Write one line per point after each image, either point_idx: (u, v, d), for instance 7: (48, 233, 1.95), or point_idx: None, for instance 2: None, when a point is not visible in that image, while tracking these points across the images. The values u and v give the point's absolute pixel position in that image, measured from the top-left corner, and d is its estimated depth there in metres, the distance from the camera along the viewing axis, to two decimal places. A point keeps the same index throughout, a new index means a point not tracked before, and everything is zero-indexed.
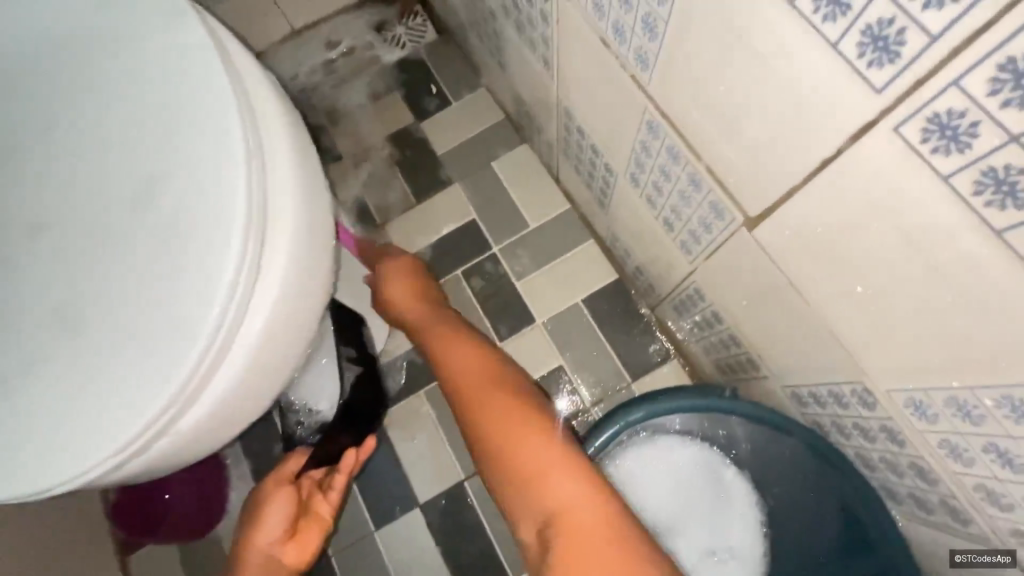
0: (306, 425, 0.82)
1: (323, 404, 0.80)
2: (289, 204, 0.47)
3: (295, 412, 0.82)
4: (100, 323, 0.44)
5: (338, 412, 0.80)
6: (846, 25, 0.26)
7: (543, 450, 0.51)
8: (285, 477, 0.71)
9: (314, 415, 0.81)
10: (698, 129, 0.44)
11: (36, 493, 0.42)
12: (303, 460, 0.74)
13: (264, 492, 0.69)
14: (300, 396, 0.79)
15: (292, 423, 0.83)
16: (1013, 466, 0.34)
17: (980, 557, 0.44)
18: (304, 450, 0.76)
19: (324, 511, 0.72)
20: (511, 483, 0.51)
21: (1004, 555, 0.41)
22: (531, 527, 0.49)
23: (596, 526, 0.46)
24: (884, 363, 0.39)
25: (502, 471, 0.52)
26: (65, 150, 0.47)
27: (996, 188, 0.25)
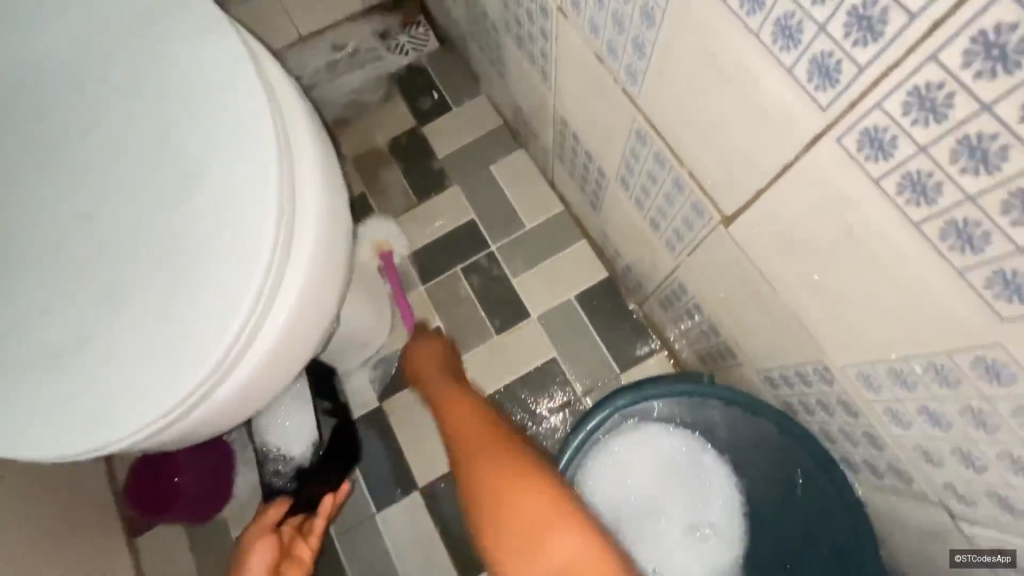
0: (283, 474, 0.87)
1: (297, 448, 0.87)
2: (314, 202, 0.52)
3: (271, 461, 0.88)
4: (145, 299, 0.48)
5: (310, 456, 0.87)
6: (796, 55, 0.33)
7: (543, 511, 0.52)
8: (268, 524, 0.76)
9: (289, 461, 0.87)
10: (682, 138, 0.50)
11: (89, 451, 0.47)
12: (282, 509, 0.79)
13: (247, 543, 0.74)
14: (274, 442, 0.87)
15: (269, 475, 0.87)
16: (941, 424, 0.40)
17: (980, 557, 0.44)
18: (284, 500, 0.81)
19: (306, 555, 0.74)
20: (514, 546, 0.51)
21: (1004, 555, 0.41)
22: None
23: None
24: (836, 342, 0.45)
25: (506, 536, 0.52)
26: (114, 144, 0.52)
27: (914, 190, 0.31)
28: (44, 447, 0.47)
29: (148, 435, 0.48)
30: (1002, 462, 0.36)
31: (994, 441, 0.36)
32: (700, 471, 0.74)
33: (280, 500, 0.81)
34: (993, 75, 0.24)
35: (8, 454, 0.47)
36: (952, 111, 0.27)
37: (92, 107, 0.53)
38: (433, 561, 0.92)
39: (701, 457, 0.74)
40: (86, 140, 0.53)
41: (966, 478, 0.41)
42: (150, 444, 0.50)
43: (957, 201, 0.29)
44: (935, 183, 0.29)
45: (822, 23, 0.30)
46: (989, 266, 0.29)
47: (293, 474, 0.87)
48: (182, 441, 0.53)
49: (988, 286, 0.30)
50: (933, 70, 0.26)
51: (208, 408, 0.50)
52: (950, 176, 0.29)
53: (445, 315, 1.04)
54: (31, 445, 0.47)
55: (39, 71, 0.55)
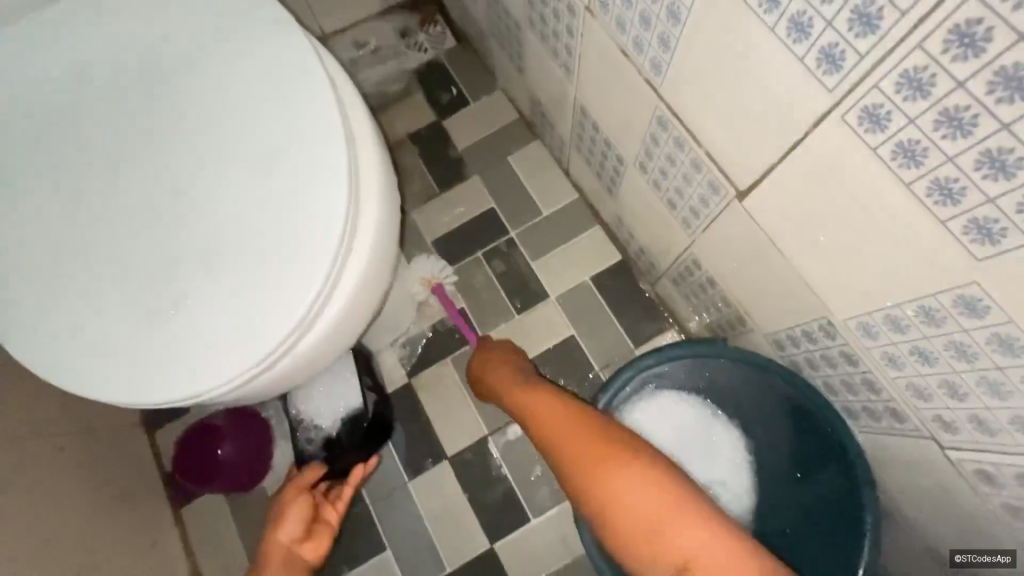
0: (314, 442, 0.92)
1: (329, 418, 0.92)
2: (375, 183, 0.59)
3: (303, 428, 0.92)
4: (230, 266, 0.54)
5: (340, 428, 0.92)
6: (807, 45, 0.39)
7: (604, 460, 0.59)
8: (304, 486, 0.83)
9: (319, 431, 0.92)
10: (701, 122, 0.57)
11: (183, 400, 0.53)
12: (317, 474, 0.86)
13: (285, 502, 0.81)
14: (308, 411, 0.91)
15: (300, 442, 0.92)
16: (928, 360, 0.46)
17: (979, 557, 0.57)
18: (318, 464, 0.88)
19: (333, 518, 0.84)
20: (586, 489, 0.59)
21: (1004, 555, 0.54)
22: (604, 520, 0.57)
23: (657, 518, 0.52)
24: (839, 297, 0.52)
25: (575, 477, 0.60)
26: (193, 130, 0.58)
27: (906, 155, 0.37)
28: (141, 396, 0.52)
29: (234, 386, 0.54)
30: (980, 388, 0.43)
31: (974, 368, 0.43)
32: (710, 435, 0.82)
33: (315, 464, 0.87)
34: (966, 58, 0.31)
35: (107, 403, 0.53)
36: (935, 89, 0.33)
37: (171, 95, 0.59)
38: (462, 525, 0.98)
39: (710, 423, 0.82)
40: (167, 125, 0.58)
41: (952, 408, 0.47)
42: (231, 397, 0.56)
43: (940, 162, 0.36)
44: (922, 149, 0.36)
45: (830, 19, 0.37)
46: (963, 218, 0.36)
47: (323, 443, 0.92)
48: (255, 396, 0.59)
49: (965, 232, 0.37)
50: (919, 56, 0.33)
51: (285, 363, 0.56)
52: (935, 141, 0.35)
53: (468, 297, 1.10)
54: (130, 394, 0.53)
55: (116, 63, 0.60)
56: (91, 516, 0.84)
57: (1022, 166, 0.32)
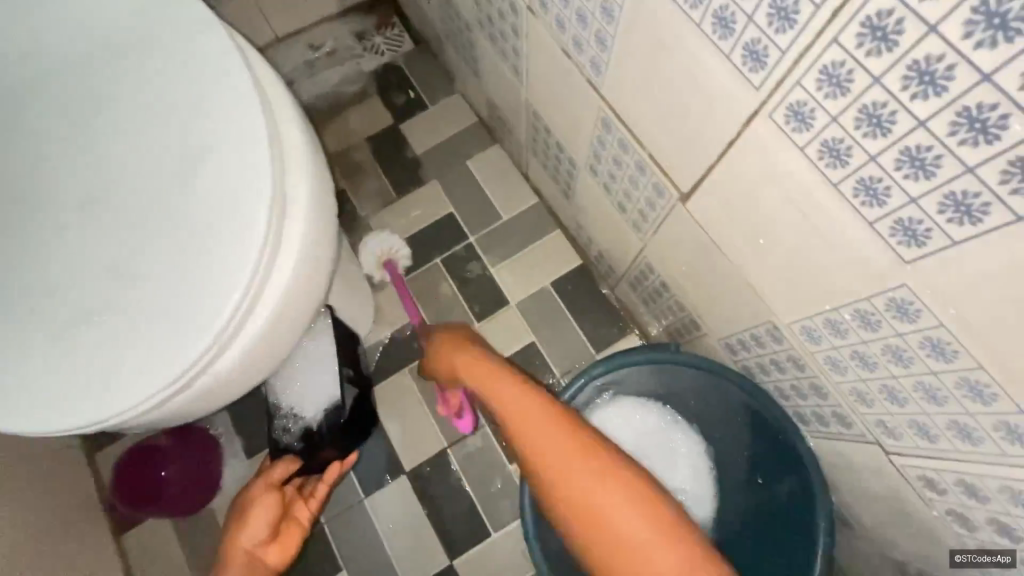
0: (292, 432, 0.85)
1: (309, 408, 0.84)
2: (303, 189, 0.56)
3: (281, 417, 0.85)
4: (143, 280, 0.51)
5: (320, 420, 0.84)
6: (732, 43, 0.38)
7: (634, 515, 0.50)
8: (273, 481, 0.76)
9: (298, 421, 0.85)
10: (642, 123, 0.55)
11: (91, 425, 0.49)
12: (289, 468, 0.79)
13: (253, 494, 0.74)
14: (287, 400, 0.85)
15: (278, 431, 0.85)
16: (868, 364, 0.45)
17: (978, 557, 0.48)
18: (293, 457, 0.81)
19: (304, 518, 0.78)
20: (603, 544, 0.50)
21: (1004, 555, 0.46)
22: None
23: None
24: (781, 301, 0.51)
25: (582, 518, 0.51)
26: (107, 136, 0.54)
27: (831, 154, 0.36)
28: (43, 422, 0.49)
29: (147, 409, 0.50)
30: (917, 393, 0.42)
31: (910, 374, 0.42)
32: (671, 441, 0.80)
33: (290, 458, 0.81)
34: (880, 53, 0.29)
35: (8, 428, 0.49)
36: (852, 85, 0.32)
37: (83, 98, 0.55)
38: (422, 541, 0.95)
39: (671, 428, 0.80)
40: (78, 130, 0.55)
41: (893, 412, 0.46)
42: (147, 419, 0.53)
43: (864, 161, 0.34)
44: (846, 148, 0.35)
45: (751, 14, 0.35)
46: (888, 219, 0.35)
47: (301, 435, 0.84)
48: (178, 416, 0.56)
49: (892, 234, 0.35)
50: (836, 51, 0.32)
51: (206, 382, 0.52)
52: (857, 140, 0.34)
53: (427, 305, 1.07)
54: (32, 420, 0.49)
55: (23, 64, 0.56)
56: (32, 533, 0.77)
57: (940, 164, 0.30)
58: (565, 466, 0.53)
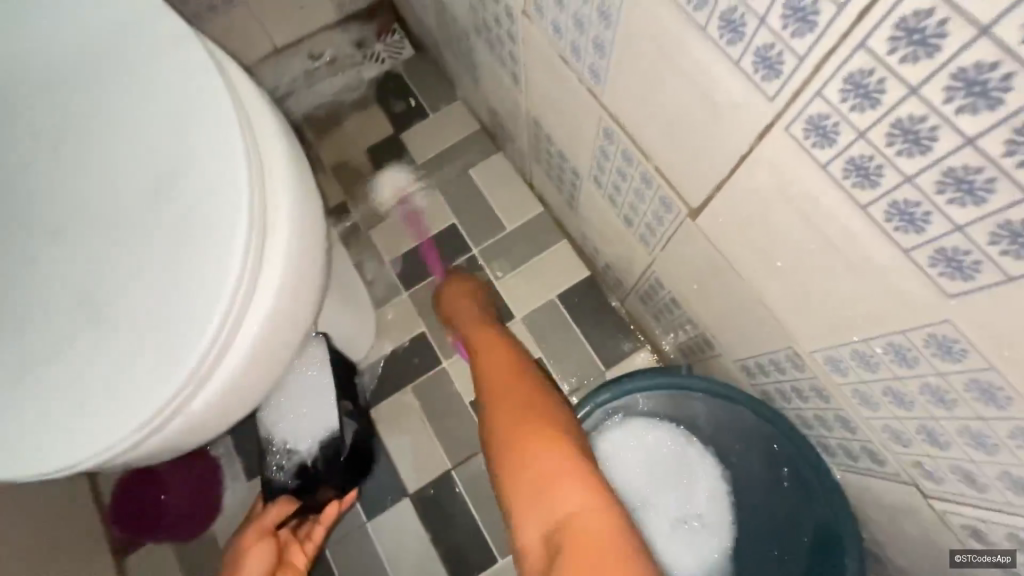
0: (287, 469, 0.80)
1: (304, 442, 0.80)
2: (286, 211, 0.52)
3: (274, 453, 0.80)
4: (120, 313, 0.48)
5: (317, 456, 0.80)
6: (742, 48, 0.33)
7: (566, 464, 0.55)
8: (267, 527, 0.73)
9: (293, 457, 0.80)
10: (646, 133, 0.51)
11: (67, 467, 0.47)
12: (283, 512, 0.76)
13: (244, 545, 0.70)
14: (280, 434, 0.80)
15: (272, 468, 0.80)
16: (903, 402, 0.40)
17: (980, 558, 0.44)
18: (288, 499, 0.78)
19: (300, 561, 0.75)
20: (537, 485, 0.55)
21: (1003, 555, 0.41)
22: (541, 527, 0.53)
23: (600, 533, 0.49)
24: (803, 328, 0.46)
25: (522, 468, 0.57)
26: (83, 161, 0.52)
27: (859, 173, 0.31)
28: (17, 464, 0.46)
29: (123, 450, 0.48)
30: (962, 437, 0.37)
31: (953, 416, 0.37)
32: (687, 461, 0.75)
33: (285, 498, 0.78)
34: (917, 59, 0.25)
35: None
36: (884, 96, 0.27)
37: (58, 122, 0.53)
38: (427, 566, 0.92)
39: (687, 448, 0.75)
40: (53, 157, 0.53)
41: (933, 454, 0.41)
42: (126, 458, 0.50)
43: (897, 182, 0.30)
44: (876, 166, 0.30)
45: (764, 15, 0.31)
46: (927, 247, 0.30)
47: (297, 471, 0.80)
48: (160, 453, 0.53)
49: (933, 264, 0.31)
50: (863, 58, 0.27)
51: (185, 419, 0.50)
52: (888, 158, 0.29)
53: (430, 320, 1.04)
54: (6, 462, 0.47)
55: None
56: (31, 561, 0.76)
57: (992, 189, 0.26)
58: (517, 424, 0.61)
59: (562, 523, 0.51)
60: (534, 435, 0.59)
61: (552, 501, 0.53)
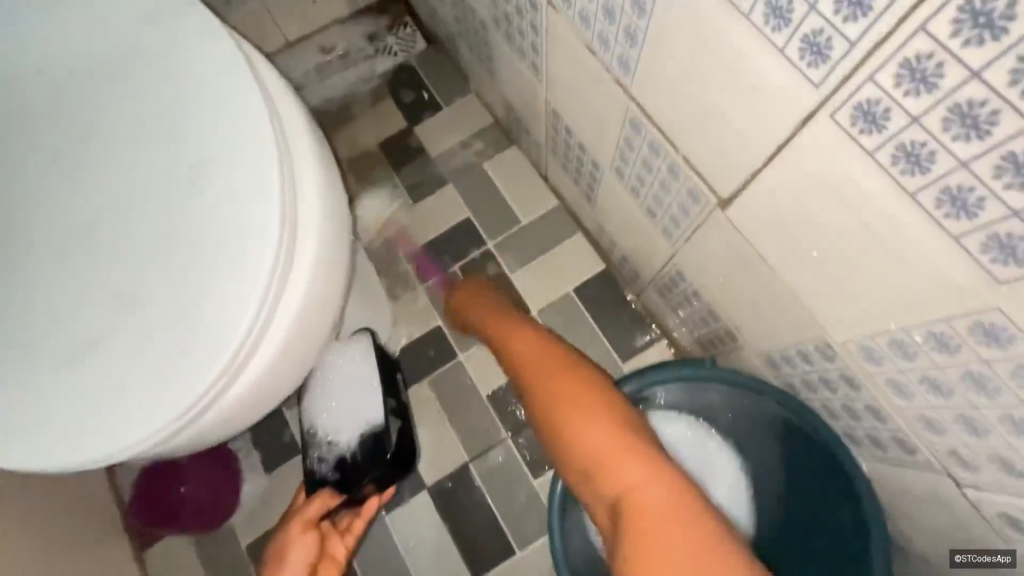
0: (327, 462, 0.78)
1: (345, 435, 0.78)
2: (316, 205, 0.53)
3: (314, 447, 0.78)
4: (153, 304, 0.48)
5: (358, 447, 0.78)
6: (788, 34, 0.33)
7: (611, 446, 0.55)
8: (313, 520, 0.71)
9: (333, 449, 0.78)
10: (677, 123, 0.51)
11: (102, 459, 0.47)
12: (328, 504, 0.73)
13: (291, 537, 0.69)
14: (321, 427, 0.79)
15: (311, 460, 0.78)
16: (942, 392, 0.41)
17: (980, 557, 0.50)
18: (331, 490, 0.75)
19: (340, 554, 0.73)
20: (588, 473, 0.56)
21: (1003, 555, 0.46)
22: (606, 508, 0.55)
23: (658, 504, 0.50)
24: (835, 316, 0.46)
25: (578, 464, 0.57)
26: (113, 152, 0.52)
27: (908, 159, 0.31)
28: (56, 455, 0.47)
29: (162, 439, 0.48)
30: (1002, 425, 0.37)
31: (996, 404, 0.37)
32: (706, 454, 0.75)
33: (330, 491, 0.74)
34: (981, 43, 0.25)
35: (15, 463, 0.47)
36: (942, 81, 0.28)
37: (87, 114, 0.53)
38: (445, 559, 0.92)
39: (705, 441, 0.75)
40: (82, 148, 0.53)
41: (969, 444, 0.42)
42: (163, 449, 0.50)
43: (950, 169, 0.30)
44: (929, 153, 0.30)
45: (812, 1, 0.31)
46: (981, 233, 0.30)
47: (337, 463, 0.77)
48: (195, 444, 0.53)
49: (984, 251, 0.31)
50: (921, 43, 0.27)
51: (217, 412, 0.50)
52: (943, 144, 0.29)
53: (445, 315, 1.03)
54: (42, 454, 0.47)
55: (28, 82, 0.54)
56: (58, 552, 0.77)
57: None
58: (561, 422, 0.60)
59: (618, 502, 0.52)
60: (582, 421, 0.58)
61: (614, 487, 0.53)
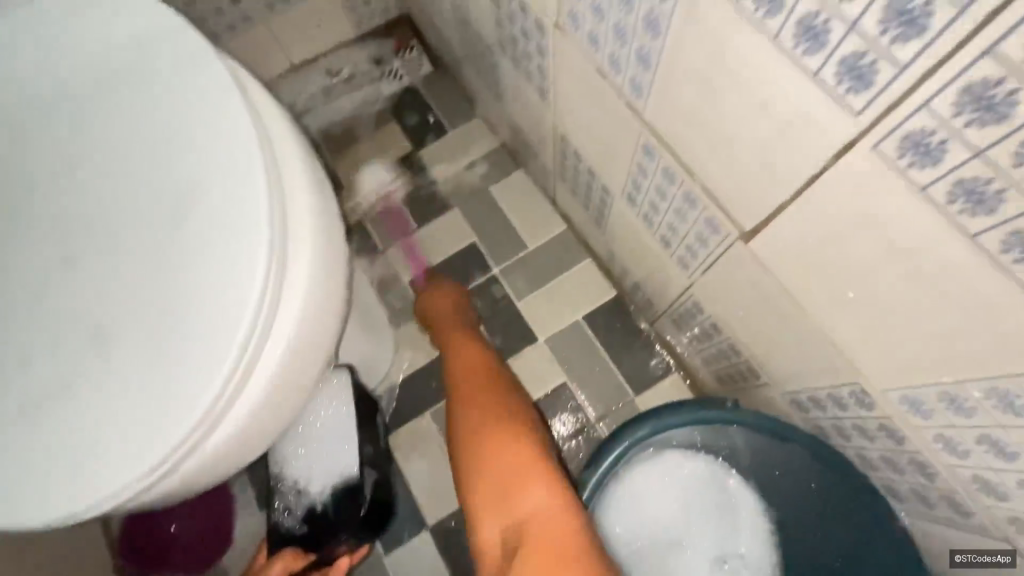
0: (294, 512, 0.76)
1: (315, 484, 0.76)
2: (308, 238, 0.49)
3: (283, 494, 0.77)
4: (133, 346, 0.45)
5: (327, 498, 0.75)
6: (824, 57, 0.30)
7: (528, 470, 0.56)
8: None
9: (302, 497, 0.76)
10: (694, 150, 0.47)
11: (73, 516, 0.43)
12: (288, 565, 0.70)
13: None
14: (292, 472, 0.77)
15: (279, 509, 0.76)
16: (1005, 454, 0.37)
17: (979, 557, 0.48)
18: (295, 551, 0.72)
19: None
20: (497, 491, 0.57)
21: (1003, 555, 0.45)
22: (503, 528, 0.55)
23: (560, 536, 0.51)
24: (874, 362, 0.42)
25: (489, 481, 0.58)
26: (96, 183, 0.49)
27: (969, 199, 0.28)
28: (42, 510, 0.43)
29: (156, 479, 0.44)
30: None
31: None
32: (726, 495, 0.69)
33: (291, 552, 0.72)
34: None
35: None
36: (1015, 111, 0.24)
37: (72, 145, 0.51)
38: None
39: (725, 482, 0.69)
40: (66, 182, 0.50)
41: None
42: (158, 493, 0.47)
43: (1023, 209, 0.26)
44: (996, 191, 0.27)
45: (855, 20, 0.27)
46: None
47: (305, 516, 0.75)
48: (194, 486, 0.50)
49: None
50: (990, 65, 0.24)
51: (197, 462, 0.46)
52: (1013, 182, 0.26)
53: None
54: (12, 509, 0.43)
55: (11, 111, 0.52)
56: None
57: None
58: (482, 436, 0.61)
59: (521, 526, 0.53)
60: (507, 440, 0.59)
61: (516, 506, 0.54)
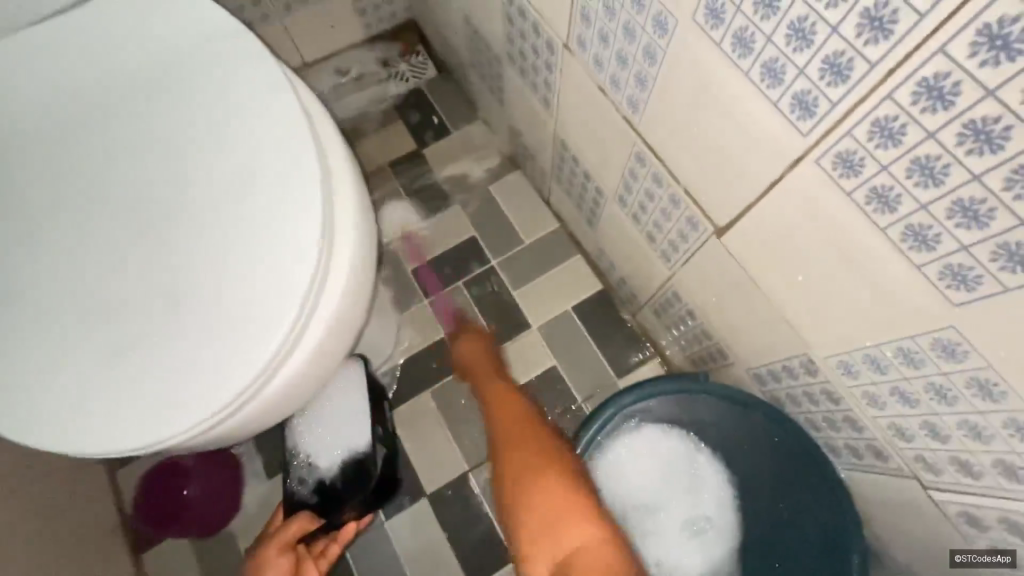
0: (308, 484, 0.82)
1: (324, 458, 0.83)
2: (351, 217, 0.57)
3: (296, 467, 0.83)
4: (201, 304, 0.52)
5: (335, 471, 0.82)
6: (781, 91, 0.39)
7: (571, 504, 0.61)
8: (290, 541, 0.72)
9: (313, 471, 0.83)
10: (679, 159, 0.57)
11: (149, 446, 0.50)
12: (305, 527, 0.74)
13: (266, 558, 0.69)
14: (304, 447, 0.84)
15: (293, 481, 0.83)
16: (910, 402, 0.48)
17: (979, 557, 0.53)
18: (307, 515, 0.76)
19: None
20: (540, 527, 0.60)
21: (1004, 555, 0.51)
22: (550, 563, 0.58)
23: (606, 564, 0.56)
24: (817, 333, 0.52)
25: (533, 517, 0.61)
26: (163, 164, 0.56)
27: (881, 201, 0.38)
28: (113, 443, 0.50)
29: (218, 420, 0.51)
30: (961, 429, 0.45)
31: (955, 411, 0.44)
32: (692, 468, 0.79)
33: (307, 515, 0.76)
34: (935, 110, 0.32)
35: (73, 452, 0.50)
36: (904, 139, 0.34)
37: (138, 129, 0.57)
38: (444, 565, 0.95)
39: (690, 455, 0.79)
40: (134, 161, 0.56)
41: (933, 446, 0.49)
42: (213, 434, 0.54)
43: (913, 209, 0.36)
44: (896, 195, 0.37)
45: (802, 66, 0.37)
46: (936, 263, 0.37)
47: (315, 487, 0.82)
48: (237, 431, 0.57)
49: (941, 278, 0.38)
50: (889, 106, 0.34)
51: (255, 404, 0.53)
52: (907, 189, 0.36)
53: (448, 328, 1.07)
54: (89, 442, 0.50)
55: (80, 98, 0.58)
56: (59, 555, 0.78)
57: (994, 216, 0.33)
58: (524, 477, 0.66)
59: (568, 558, 0.57)
60: (548, 477, 0.64)
61: (560, 540, 0.58)
